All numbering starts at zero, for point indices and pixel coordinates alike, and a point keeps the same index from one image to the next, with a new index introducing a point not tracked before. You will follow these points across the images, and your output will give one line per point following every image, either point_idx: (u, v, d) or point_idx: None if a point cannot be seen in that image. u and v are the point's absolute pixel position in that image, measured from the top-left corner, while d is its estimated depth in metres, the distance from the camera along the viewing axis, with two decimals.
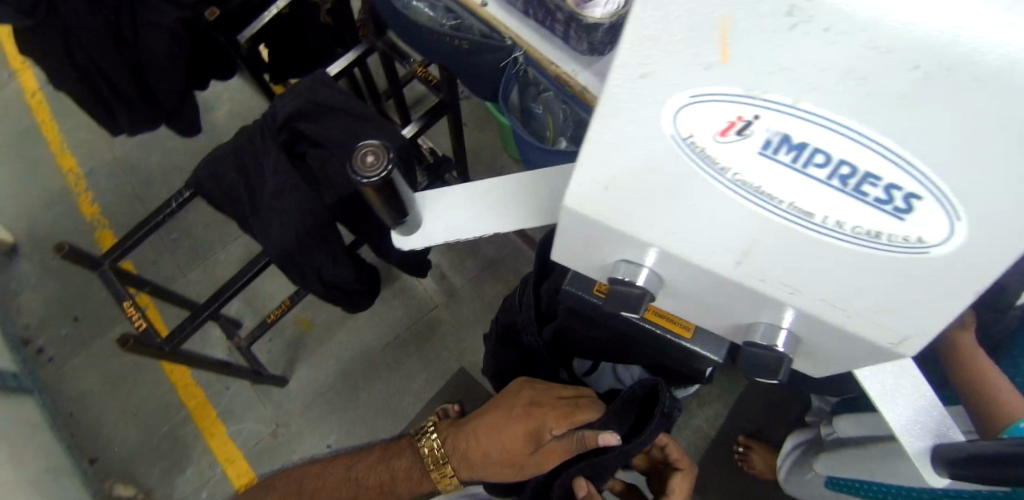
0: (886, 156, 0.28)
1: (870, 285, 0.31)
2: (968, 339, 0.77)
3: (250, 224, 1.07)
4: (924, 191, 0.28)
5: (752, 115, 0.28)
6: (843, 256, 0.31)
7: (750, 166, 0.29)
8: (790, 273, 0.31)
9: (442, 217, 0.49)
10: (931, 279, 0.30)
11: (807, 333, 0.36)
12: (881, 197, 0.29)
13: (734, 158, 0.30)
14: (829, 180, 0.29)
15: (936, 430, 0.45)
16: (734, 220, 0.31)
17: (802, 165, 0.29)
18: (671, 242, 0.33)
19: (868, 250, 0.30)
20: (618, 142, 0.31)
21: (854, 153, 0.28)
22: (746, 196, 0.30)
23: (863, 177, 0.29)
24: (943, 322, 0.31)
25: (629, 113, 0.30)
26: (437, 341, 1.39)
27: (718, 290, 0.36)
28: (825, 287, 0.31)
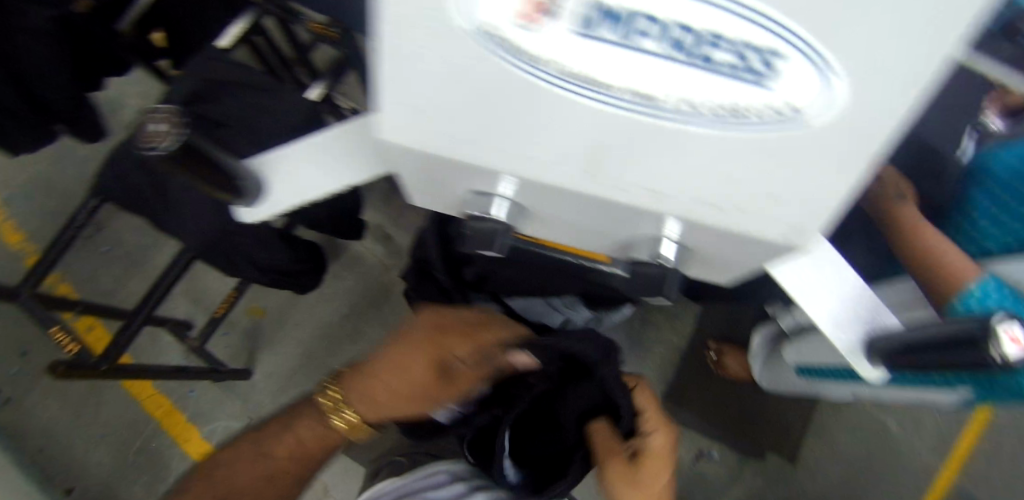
0: (735, 14, 0.21)
1: (742, 169, 0.26)
2: (906, 207, 0.77)
3: (166, 221, 0.99)
4: (789, 50, 0.22)
5: None
6: (705, 146, 0.25)
7: (566, 54, 0.24)
8: (643, 172, 0.27)
9: (285, 183, 0.44)
10: (809, 148, 0.25)
11: (694, 236, 0.32)
12: (737, 64, 0.23)
13: (544, 47, 0.24)
14: (669, 54, 0.23)
15: (862, 316, 0.40)
16: (564, 123, 0.26)
17: (630, 41, 0.23)
18: (505, 157, 0.29)
19: (728, 132, 0.24)
20: (410, 57, 0.26)
21: (695, 16, 0.21)
22: (571, 93, 0.25)
23: (712, 43, 0.22)
24: (829, 191, 0.27)
25: (404, 19, 0.24)
26: (396, 306, 1.36)
27: (583, 205, 0.31)
28: (689, 182, 0.27)
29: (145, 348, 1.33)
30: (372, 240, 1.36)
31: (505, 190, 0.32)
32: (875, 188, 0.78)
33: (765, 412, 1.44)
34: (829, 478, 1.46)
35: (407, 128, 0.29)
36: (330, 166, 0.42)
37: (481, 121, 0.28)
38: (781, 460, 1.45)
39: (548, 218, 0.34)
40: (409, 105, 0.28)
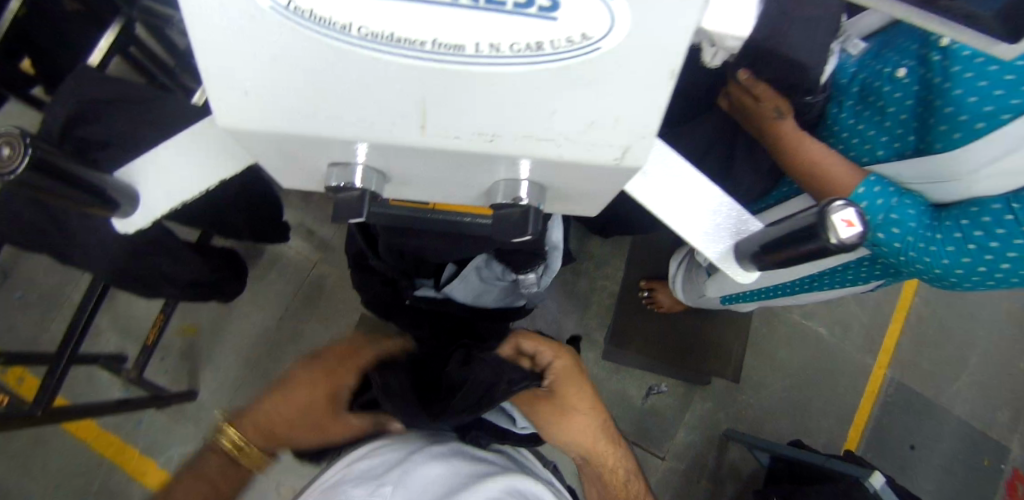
0: None
1: (560, 102, 0.28)
2: (786, 123, 0.88)
3: (72, 256, 0.94)
4: None
5: None
6: (517, 83, 0.27)
7: (369, 16, 0.26)
8: (468, 118, 0.29)
9: (151, 188, 0.45)
10: (612, 73, 0.27)
11: (543, 174, 0.33)
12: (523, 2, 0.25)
13: (347, 13, 0.26)
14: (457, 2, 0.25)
15: (731, 226, 0.42)
16: (384, 81, 0.28)
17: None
18: (340, 126, 0.30)
19: (531, 65, 0.26)
20: (234, 38, 0.28)
21: None
22: (384, 50, 0.27)
23: None
24: (648, 112, 0.28)
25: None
26: (329, 297, 1.40)
27: (434, 159, 0.33)
28: (514, 120, 0.28)
29: (79, 387, 1.28)
30: (294, 238, 1.39)
31: (360, 158, 0.34)
32: (757, 109, 0.89)
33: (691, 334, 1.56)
34: (765, 386, 1.59)
35: (245, 111, 0.30)
36: (196, 164, 0.44)
37: (309, 92, 0.29)
38: (722, 380, 1.56)
39: (410, 178, 0.36)
40: (244, 88, 0.29)
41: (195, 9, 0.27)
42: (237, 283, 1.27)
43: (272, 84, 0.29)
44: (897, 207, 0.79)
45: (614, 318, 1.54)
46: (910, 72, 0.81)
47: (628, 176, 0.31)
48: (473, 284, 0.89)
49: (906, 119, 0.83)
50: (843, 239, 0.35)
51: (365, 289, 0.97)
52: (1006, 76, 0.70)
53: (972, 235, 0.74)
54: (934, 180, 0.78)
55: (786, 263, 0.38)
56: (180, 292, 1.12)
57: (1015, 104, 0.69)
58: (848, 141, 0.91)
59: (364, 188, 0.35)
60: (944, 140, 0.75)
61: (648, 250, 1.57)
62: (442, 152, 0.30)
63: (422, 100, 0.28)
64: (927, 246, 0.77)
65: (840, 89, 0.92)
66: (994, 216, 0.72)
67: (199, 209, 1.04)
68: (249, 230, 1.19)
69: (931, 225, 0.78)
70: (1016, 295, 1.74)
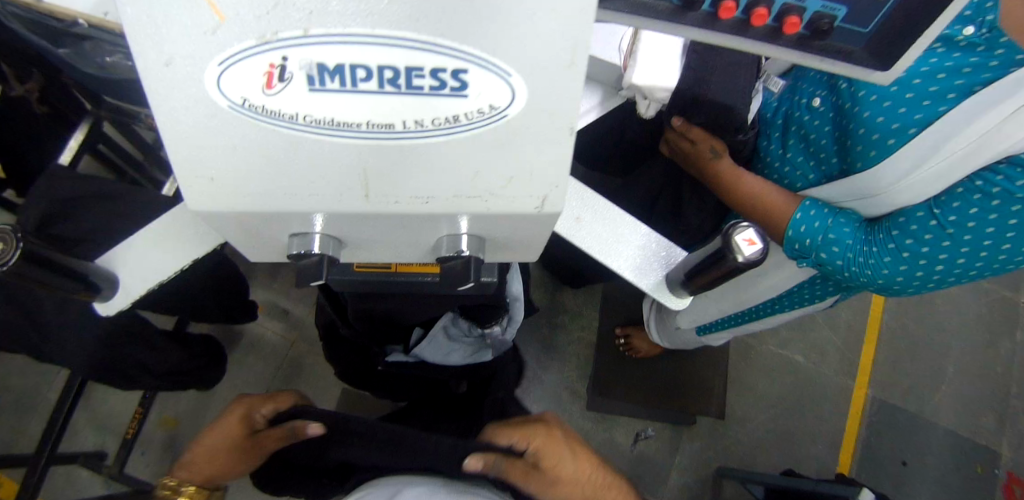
0: (415, 48, 0.28)
1: (482, 164, 0.32)
2: (723, 162, 0.96)
3: (48, 354, 0.94)
4: (466, 64, 0.29)
5: (282, 61, 0.29)
6: (444, 150, 0.32)
7: (311, 107, 0.30)
8: (406, 184, 0.33)
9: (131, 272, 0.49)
10: (521, 136, 0.31)
11: (481, 227, 0.38)
12: (438, 85, 0.29)
13: (292, 105, 0.30)
14: (382, 90, 0.30)
15: (659, 257, 0.47)
16: (330, 158, 0.32)
17: (355, 87, 0.30)
18: (295, 200, 0.34)
19: (454, 134, 0.31)
20: (199, 133, 0.32)
21: (388, 56, 0.28)
22: (328, 132, 0.31)
23: (411, 74, 0.29)
24: (557, 165, 0.32)
25: (189, 102, 0.31)
26: (308, 375, 1.39)
27: (381, 222, 0.37)
28: (446, 182, 0.33)
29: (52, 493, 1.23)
30: (269, 318, 1.41)
31: (317, 227, 0.38)
32: (695, 153, 0.96)
33: (672, 375, 1.59)
34: (751, 419, 1.60)
35: (211, 194, 0.33)
36: (169, 248, 0.48)
37: (267, 174, 0.33)
38: (707, 417, 1.57)
39: (366, 242, 0.40)
40: (208, 174, 0.33)
41: (166, 112, 0.31)
42: (217, 369, 1.26)
43: (234, 169, 0.33)
44: (833, 226, 0.85)
45: (595, 365, 1.56)
46: (824, 101, 0.92)
47: (553, 221, 0.36)
48: (440, 343, 0.91)
49: (826, 143, 0.92)
50: (748, 256, 0.39)
51: (342, 358, 0.99)
52: (905, 95, 0.79)
53: (903, 244, 0.79)
54: (862, 196, 0.85)
55: (711, 282, 0.43)
56: (158, 381, 1.11)
57: (917, 118, 0.78)
58: (780, 171, 1.00)
59: (322, 253, 0.38)
60: (863, 158, 0.84)
61: (619, 297, 1.62)
62: (386, 214, 0.35)
63: (362, 171, 0.33)
64: (866, 259, 0.83)
65: (767, 123, 1.02)
66: (919, 223, 0.77)
67: (173, 294, 1.06)
68: (221, 310, 1.21)
69: (866, 239, 0.83)
70: (972, 304, 1.82)
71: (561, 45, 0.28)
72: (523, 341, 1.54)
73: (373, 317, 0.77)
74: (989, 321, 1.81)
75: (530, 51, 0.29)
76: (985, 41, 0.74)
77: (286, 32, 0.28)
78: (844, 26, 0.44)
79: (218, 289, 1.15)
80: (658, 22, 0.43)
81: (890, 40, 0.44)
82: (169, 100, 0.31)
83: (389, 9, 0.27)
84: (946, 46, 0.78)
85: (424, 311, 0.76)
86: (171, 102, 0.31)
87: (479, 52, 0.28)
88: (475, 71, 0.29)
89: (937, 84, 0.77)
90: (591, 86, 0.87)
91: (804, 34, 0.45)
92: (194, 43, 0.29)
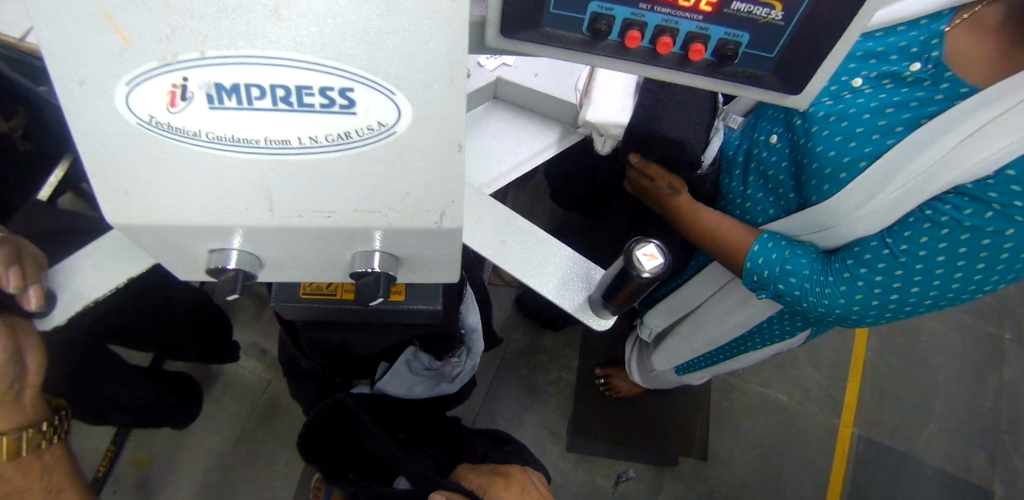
0: (304, 68, 0.30)
1: (377, 178, 0.34)
2: (682, 197, 0.98)
3: None
4: (352, 82, 0.31)
5: (182, 81, 0.31)
6: (340, 165, 0.33)
7: (212, 124, 0.32)
8: (308, 196, 0.35)
9: (74, 288, 0.49)
10: (411, 150, 0.33)
11: (391, 243, 0.39)
12: (328, 103, 0.32)
13: (195, 124, 0.32)
14: (277, 107, 0.32)
15: (580, 277, 0.49)
16: (233, 172, 0.34)
17: (250, 105, 0.32)
18: (204, 213, 0.35)
19: (347, 150, 0.33)
20: (110, 150, 0.33)
21: (279, 76, 0.31)
22: (228, 148, 0.33)
23: (302, 93, 0.31)
24: (449, 178, 0.34)
25: (99, 121, 0.32)
26: (284, 416, 1.34)
27: (292, 238, 0.38)
28: (344, 195, 0.34)
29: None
30: (246, 357, 1.37)
31: (234, 243, 0.38)
32: (654, 187, 0.99)
33: (655, 415, 1.56)
34: (737, 460, 1.55)
35: (125, 208, 0.35)
36: (113, 266, 0.49)
37: (177, 187, 0.34)
38: (690, 458, 1.53)
39: (286, 257, 0.41)
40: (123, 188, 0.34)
41: (78, 130, 0.33)
42: (190, 408, 1.24)
43: (146, 183, 0.34)
44: (790, 258, 0.86)
45: (579, 405, 1.52)
46: (781, 137, 0.93)
47: (457, 235, 0.37)
48: (403, 378, 0.90)
49: (784, 178, 0.93)
50: (651, 270, 0.41)
51: (306, 397, 0.98)
52: (856, 128, 0.80)
53: (859, 274, 0.79)
54: (816, 229, 0.86)
55: (628, 299, 0.44)
56: (127, 418, 1.08)
57: (867, 151, 0.79)
58: (740, 206, 1.01)
59: (237, 269, 0.39)
60: (817, 192, 0.85)
61: (601, 336, 1.60)
62: (291, 228, 0.36)
63: (265, 186, 0.34)
64: (823, 290, 0.83)
65: (728, 160, 1.03)
66: (873, 252, 0.78)
67: (143, 328, 1.06)
68: (196, 349, 1.20)
69: (823, 269, 0.84)
70: (958, 342, 1.80)
71: (437, 66, 0.31)
72: (503, 380, 1.51)
73: (330, 347, 0.77)
74: (979, 361, 1.79)
75: (414, 72, 0.31)
76: (931, 76, 0.75)
77: (184, 54, 0.30)
78: (750, 52, 0.46)
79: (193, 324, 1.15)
80: (570, 51, 0.46)
81: (796, 65, 0.46)
82: (80, 117, 0.32)
83: (278, 31, 0.30)
84: (894, 82, 0.79)
85: (377, 342, 0.76)
86: (81, 118, 0.32)
87: (365, 72, 0.31)
88: (361, 89, 0.31)
89: (885, 118, 0.78)
90: (550, 123, 0.90)
91: (712, 61, 0.47)
92: (100, 61, 0.30)
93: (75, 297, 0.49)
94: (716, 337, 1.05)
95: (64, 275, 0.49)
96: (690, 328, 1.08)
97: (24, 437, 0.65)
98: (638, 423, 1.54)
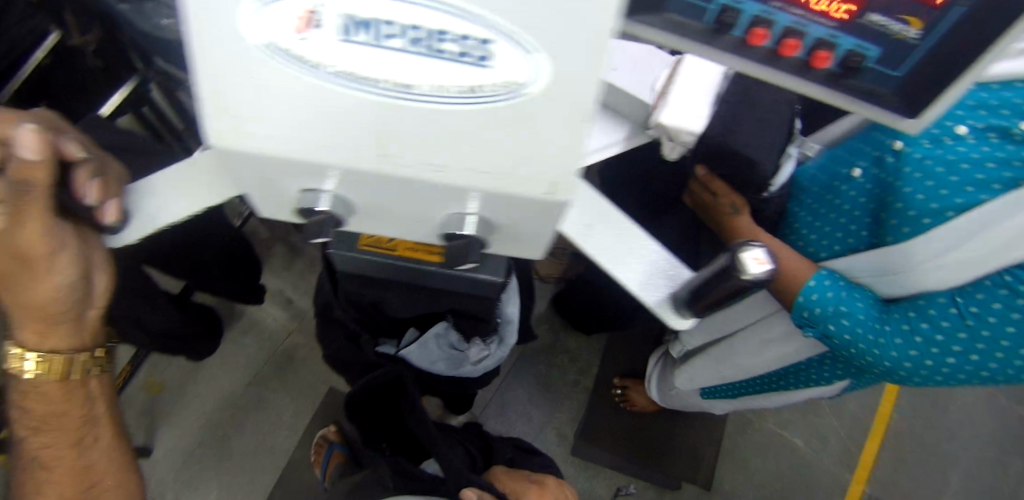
0: (448, 12, 0.29)
1: (496, 139, 0.32)
2: (743, 218, 0.94)
3: None
4: (491, 34, 0.29)
5: (320, 8, 0.29)
6: (461, 120, 0.32)
7: (339, 58, 0.30)
8: (420, 148, 0.33)
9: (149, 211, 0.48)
10: (536, 114, 0.31)
11: (489, 208, 0.36)
12: (461, 52, 0.30)
13: (322, 56, 0.30)
14: (412, 50, 0.30)
15: (665, 274, 0.46)
16: (348, 113, 0.32)
17: (383, 44, 0.30)
18: (307, 149, 0.33)
19: (471, 106, 0.31)
20: (228, 71, 0.31)
21: (422, 16, 0.29)
22: (351, 88, 0.31)
23: (439, 38, 0.30)
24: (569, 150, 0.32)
25: (220, 39, 0.30)
26: (299, 368, 1.35)
27: (391, 189, 0.36)
28: (459, 151, 0.32)
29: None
30: (272, 304, 1.38)
31: (330, 185, 0.37)
32: (716, 204, 0.95)
33: (665, 436, 1.52)
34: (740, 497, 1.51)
35: (231, 134, 0.32)
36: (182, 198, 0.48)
37: (288, 120, 0.32)
38: (693, 485, 1.49)
39: (375, 207, 0.40)
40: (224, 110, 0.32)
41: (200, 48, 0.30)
42: (210, 344, 1.25)
43: (260, 111, 0.32)
44: (846, 298, 0.81)
45: (590, 410, 1.50)
46: (864, 173, 0.87)
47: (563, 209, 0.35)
48: (430, 352, 0.88)
49: (859, 215, 0.88)
50: (755, 275, 0.39)
51: (332, 347, 0.97)
52: (950, 178, 0.75)
53: (919, 328, 0.75)
54: (885, 274, 0.80)
55: (714, 304, 0.42)
56: (151, 340, 1.09)
57: (958, 203, 0.73)
58: (802, 238, 0.96)
59: (329, 211, 0.38)
60: (895, 233, 0.79)
61: (625, 346, 1.56)
62: (395, 179, 0.34)
63: (377, 128, 0.32)
64: (876, 338, 0.78)
65: (800, 188, 0.97)
66: (939, 308, 0.74)
67: (181, 258, 1.06)
68: (226, 287, 1.21)
69: (879, 316, 0.79)
70: (994, 420, 1.72)
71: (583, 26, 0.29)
72: (519, 372, 1.49)
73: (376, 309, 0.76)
74: (1012, 444, 1.70)
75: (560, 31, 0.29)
76: None
77: None
78: (876, 68, 0.43)
79: (228, 260, 1.17)
80: (687, 41, 0.42)
81: (923, 90, 0.41)
82: (204, 32, 0.30)
83: None
84: (1000, 137, 0.74)
85: (415, 304, 0.74)
86: (206, 35, 0.30)
87: (508, 26, 0.29)
88: (500, 43, 0.30)
89: (985, 173, 0.73)
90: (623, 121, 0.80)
91: (833, 72, 0.43)
92: None
93: (145, 222, 0.48)
94: (750, 368, 1.01)
95: (136, 196, 0.48)
96: (725, 353, 1.04)
97: (78, 360, 0.67)
98: (647, 439, 1.51)
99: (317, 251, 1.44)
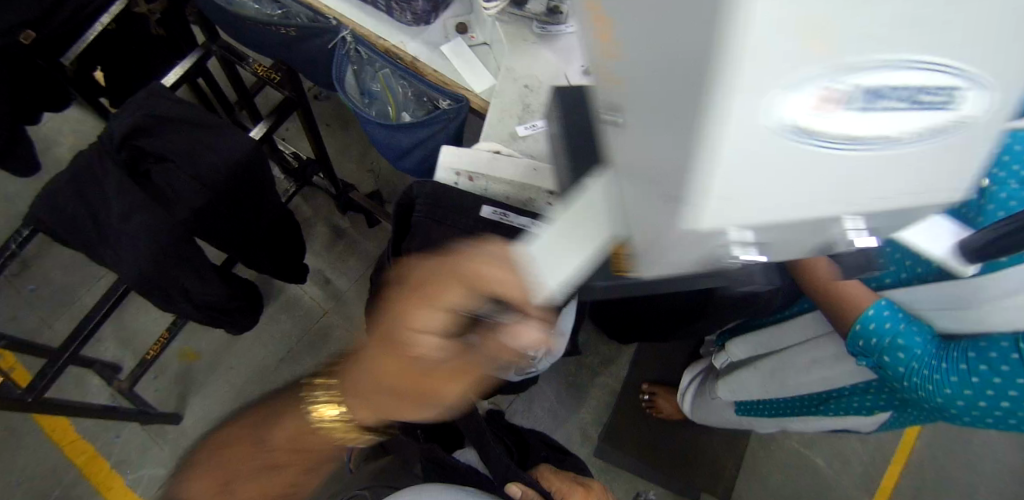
0: (961, 67, 0.24)
1: (931, 168, 0.28)
2: None
3: (102, 253, 0.98)
4: (969, 81, 0.25)
5: (842, 85, 0.23)
6: (916, 161, 0.27)
7: (842, 126, 0.25)
8: (880, 190, 0.28)
9: None
10: (977, 135, 0.28)
11: (879, 222, 0.32)
12: (941, 100, 0.25)
13: (825, 126, 0.25)
14: (910, 108, 0.25)
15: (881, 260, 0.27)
16: (832, 175, 0.27)
17: (875, 109, 0.25)
18: (772, 213, 0.28)
19: (935, 142, 0.27)
20: (728, 163, 0.25)
21: (941, 76, 0.24)
22: (845, 152, 0.26)
23: (932, 92, 0.24)
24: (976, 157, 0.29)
25: (725, 136, 0.24)
26: (332, 348, 1.36)
27: (804, 229, 0.31)
28: (894, 183, 0.28)
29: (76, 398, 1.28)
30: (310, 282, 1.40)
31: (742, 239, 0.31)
32: None
33: (688, 445, 1.52)
34: None
35: (716, 215, 0.27)
36: None
37: (772, 196, 0.27)
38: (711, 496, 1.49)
39: (761, 248, 0.34)
40: (690, 193, 0.26)
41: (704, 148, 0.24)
42: (251, 319, 1.25)
43: (754, 193, 0.27)
44: (905, 331, 0.75)
45: (614, 413, 1.50)
46: None
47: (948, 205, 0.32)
48: None
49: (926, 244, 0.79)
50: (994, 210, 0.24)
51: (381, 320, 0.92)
52: None
53: (977, 369, 0.70)
54: (950, 310, 0.74)
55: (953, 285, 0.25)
56: (195, 312, 1.10)
57: None
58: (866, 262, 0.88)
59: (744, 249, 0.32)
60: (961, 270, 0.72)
61: (655, 353, 1.55)
62: (828, 218, 0.29)
63: (846, 184, 0.27)
64: (931, 374, 0.73)
65: None
66: (1000, 352, 0.69)
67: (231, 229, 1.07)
68: (270, 261, 1.21)
69: (937, 353, 0.74)
70: None
71: None
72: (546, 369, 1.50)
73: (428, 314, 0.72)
74: None
75: None
76: None
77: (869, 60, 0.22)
78: None
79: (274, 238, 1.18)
80: None
81: None
82: (714, 132, 0.24)
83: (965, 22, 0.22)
84: None
85: None
86: (715, 133, 0.24)
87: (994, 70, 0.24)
88: (972, 90, 0.25)
89: None
90: None
91: None
92: (770, 69, 0.22)
93: None
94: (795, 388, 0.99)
95: None
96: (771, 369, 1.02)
97: None
98: (668, 447, 1.51)
99: (357, 233, 1.45)
